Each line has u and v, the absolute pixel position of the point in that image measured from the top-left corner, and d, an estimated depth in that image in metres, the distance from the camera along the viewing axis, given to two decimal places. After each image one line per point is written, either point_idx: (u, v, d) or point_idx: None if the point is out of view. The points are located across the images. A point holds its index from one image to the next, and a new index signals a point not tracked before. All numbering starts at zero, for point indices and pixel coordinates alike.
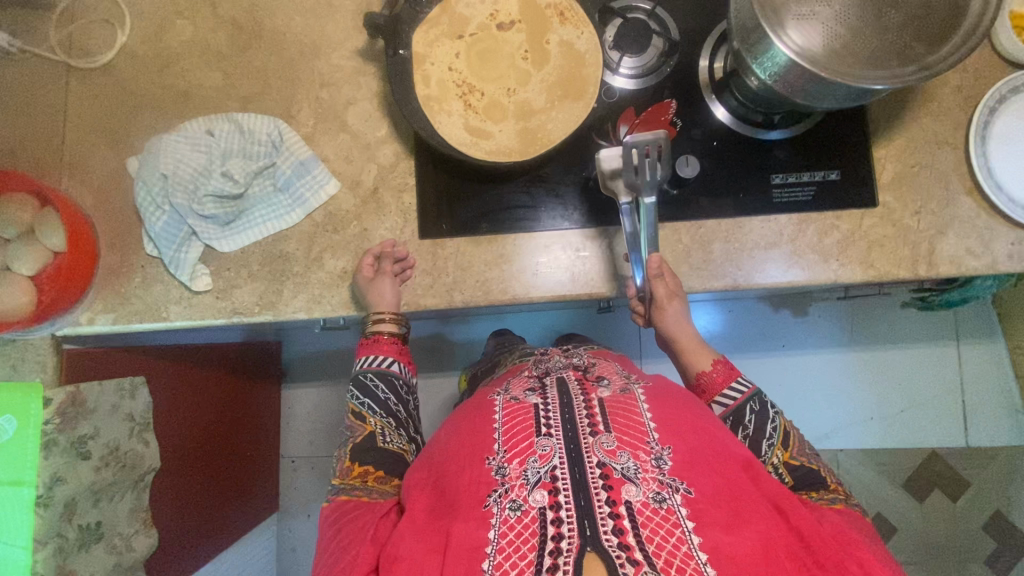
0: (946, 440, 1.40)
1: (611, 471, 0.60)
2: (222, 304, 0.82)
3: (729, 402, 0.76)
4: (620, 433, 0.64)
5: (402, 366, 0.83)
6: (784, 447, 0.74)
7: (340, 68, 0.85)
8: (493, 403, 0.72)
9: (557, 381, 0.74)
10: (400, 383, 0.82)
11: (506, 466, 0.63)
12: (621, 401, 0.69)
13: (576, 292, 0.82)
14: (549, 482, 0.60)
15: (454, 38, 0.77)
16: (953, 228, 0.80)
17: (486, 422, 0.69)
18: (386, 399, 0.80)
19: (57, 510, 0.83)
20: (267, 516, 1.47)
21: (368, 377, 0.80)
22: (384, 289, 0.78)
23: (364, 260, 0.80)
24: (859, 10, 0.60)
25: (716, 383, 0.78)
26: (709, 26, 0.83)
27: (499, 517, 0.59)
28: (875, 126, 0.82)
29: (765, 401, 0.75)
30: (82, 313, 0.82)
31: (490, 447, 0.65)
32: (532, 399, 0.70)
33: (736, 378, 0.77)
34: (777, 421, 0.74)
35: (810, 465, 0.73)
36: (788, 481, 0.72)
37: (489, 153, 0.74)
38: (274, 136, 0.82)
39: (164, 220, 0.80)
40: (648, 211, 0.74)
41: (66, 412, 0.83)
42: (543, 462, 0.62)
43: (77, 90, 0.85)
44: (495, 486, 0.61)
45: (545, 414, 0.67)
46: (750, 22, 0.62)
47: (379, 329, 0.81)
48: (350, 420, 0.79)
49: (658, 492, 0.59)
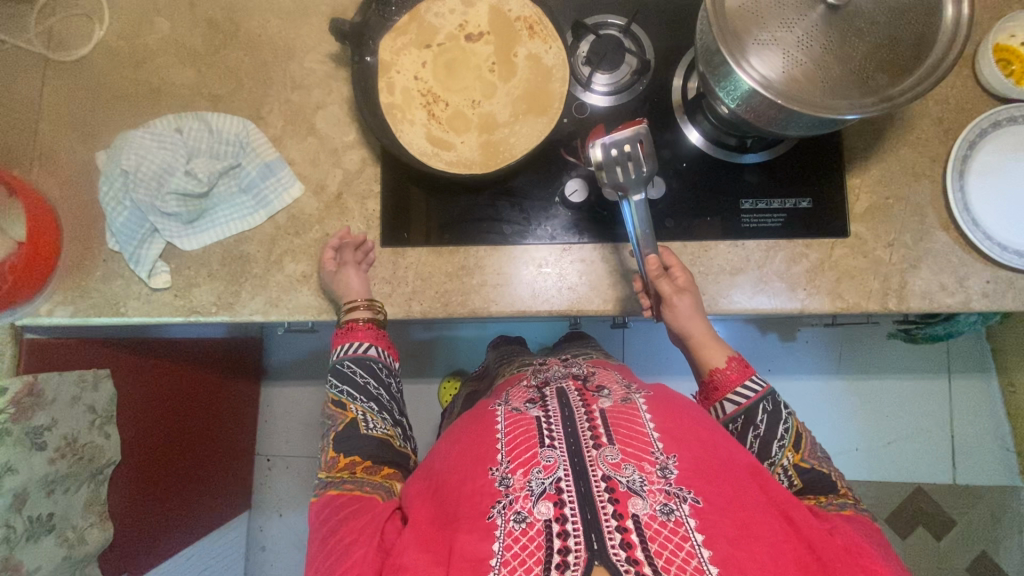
0: (932, 475, 1.36)
1: (617, 484, 0.57)
2: (180, 302, 0.81)
3: (741, 401, 0.71)
4: (625, 445, 0.61)
5: (380, 350, 0.80)
6: (796, 449, 0.70)
7: (312, 72, 0.84)
8: (493, 414, 0.69)
9: (558, 390, 0.70)
10: (381, 367, 0.79)
11: (509, 476, 0.60)
12: (623, 410, 0.66)
13: (536, 307, 0.79)
14: (554, 495, 0.57)
15: (421, 48, 0.77)
16: (927, 262, 0.77)
17: (486, 431, 0.66)
18: (364, 383, 0.77)
19: (7, 500, 0.82)
20: (236, 514, 1.46)
21: (346, 366, 0.77)
22: (350, 279, 0.77)
23: (324, 254, 0.79)
24: (823, 35, 0.59)
25: (729, 381, 0.72)
26: (683, 45, 0.82)
27: (503, 530, 0.56)
28: (850, 153, 0.80)
29: (778, 402, 0.71)
30: (42, 304, 0.82)
31: (491, 458, 0.62)
32: (533, 409, 0.67)
33: (750, 376, 0.72)
34: (790, 422, 0.70)
35: (821, 470, 0.69)
36: (796, 484, 0.69)
37: (449, 163, 0.74)
38: (241, 136, 0.82)
39: (125, 216, 0.80)
40: (638, 208, 0.72)
41: (22, 402, 0.83)
42: (548, 473, 0.59)
43: (53, 83, 0.86)
44: (498, 498, 0.58)
45: (547, 424, 0.64)
46: (712, 46, 0.60)
47: (353, 317, 0.78)
48: (331, 411, 0.76)
49: (665, 504, 0.57)
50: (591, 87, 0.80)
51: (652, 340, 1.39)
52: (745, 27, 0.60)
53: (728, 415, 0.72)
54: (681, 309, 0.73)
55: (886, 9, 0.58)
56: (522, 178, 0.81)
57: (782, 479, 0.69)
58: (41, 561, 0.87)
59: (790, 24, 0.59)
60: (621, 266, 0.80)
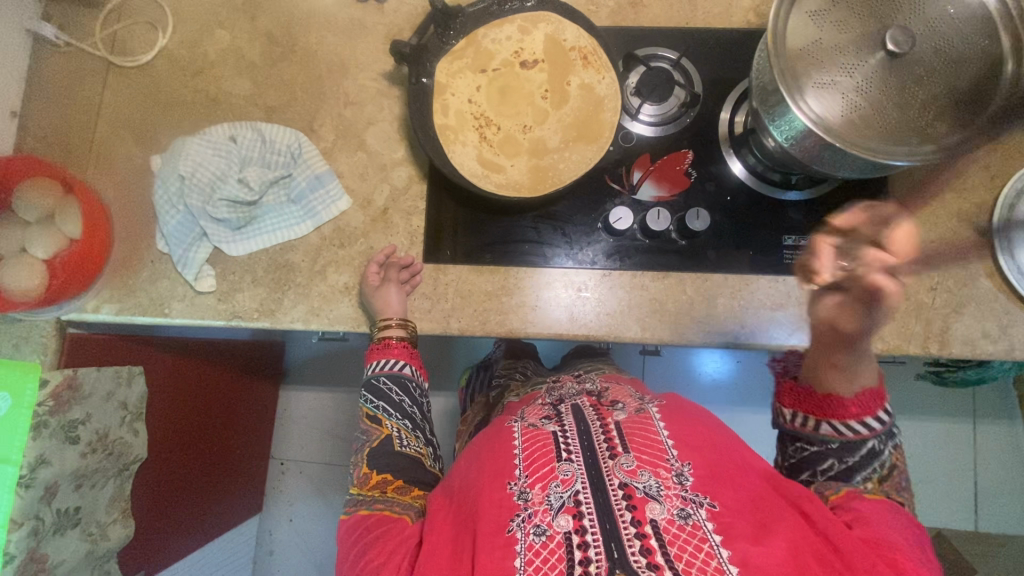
0: (951, 520, 1.35)
1: (633, 491, 0.57)
2: (223, 307, 0.83)
3: (846, 431, 0.68)
4: (639, 452, 0.62)
5: (414, 369, 0.82)
6: (880, 481, 0.67)
7: (365, 88, 0.86)
8: (510, 429, 0.70)
9: (573, 407, 0.71)
10: (413, 385, 0.81)
11: (528, 490, 0.60)
12: (637, 421, 0.67)
13: (574, 332, 0.80)
14: (573, 507, 0.57)
15: (477, 72, 0.78)
16: (970, 308, 0.77)
17: (503, 446, 0.67)
18: (398, 400, 0.79)
19: (39, 492, 0.83)
20: (247, 518, 1.46)
21: (381, 382, 0.79)
22: (389, 297, 0.78)
23: (369, 269, 0.81)
24: (881, 82, 0.59)
25: (847, 412, 0.67)
26: (732, 82, 0.83)
27: (523, 543, 0.55)
28: (896, 195, 0.80)
29: (880, 449, 0.68)
30: (89, 300, 0.84)
31: (510, 472, 0.62)
32: (549, 426, 0.68)
33: (879, 408, 0.67)
34: (867, 459, 0.67)
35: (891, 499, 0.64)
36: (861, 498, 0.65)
37: (498, 186, 0.75)
38: (293, 148, 0.84)
39: (177, 220, 0.82)
40: None
41: (60, 395, 0.85)
42: (566, 486, 0.59)
43: (114, 87, 0.89)
44: (518, 511, 0.58)
45: (564, 440, 0.64)
46: (771, 85, 0.62)
47: (386, 334, 0.80)
48: (366, 426, 0.78)
49: (682, 508, 0.56)
50: (643, 113, 0.81)
51: (669, 363, 1.39)
52: (804, 69, 0.61)
53: (816, 432, 0.69)
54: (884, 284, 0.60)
55: (946, 58, 0.59)
56: (566, 204, 0.82)
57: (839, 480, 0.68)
58: (65, 555, 0.88)
59: (849, 69, 0.60)
60: (662, 295, 0.80)
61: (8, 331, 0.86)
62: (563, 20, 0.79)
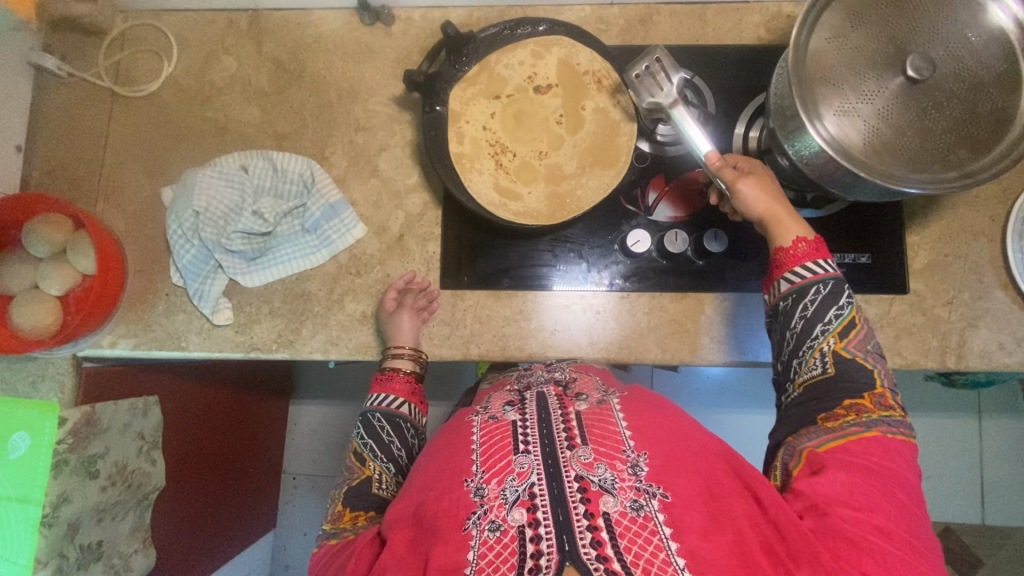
0: (960, 514, 1.36)
1: (589, 484, 0.53)
2: (241, 339, 0.82)
3: (796, 280, 0.65)
4: (597, 444, 0.58)
5: (412, 407, 0.76)
6: (841, 337, 0.63)
7: (376, 114, 0.86)
8: (470, 424, 0.65)
9: (538, 395, 0.67)
10: (408, 426, 0.74)
11: (484, 486, 0.55)
12: (599, 412, 0.63)
13: (594, 355, 0.80)
14: (528, 500, 0.53)
15: (490, 98, 0.78)
16: (985, 320, 0.78)
17: (460, 441, 0.62)
18: (388, 441, 0.71)
19: (61, 531, 0.84)
20: (263, 534, 1.46)
21: (376, 419, 0.72)
22: (402, 324, 0.78)
23: (387, 295, 0.80)
24: (900, 106, 0.59)
25: (791, 260, 0.66)
26: (746, 99, 0.83)
27: (477, 539, 0.52)
28: (911, 210, 0.80)
29: (839, 290, 0.64)
30: (105, 335, 0.84)
31: (467, 468, 0.58)
32: (509, 415, 0.63)
33: (821, 257, 0.65)
34: (846, 308, 0.64)
35: (863, 363, 0.62)
36: (830, 371, 0.62)
37: (517, 215, 0.74)
38: (305, 177, 0.84)
39: (192, 254, 0.82)
40: (683, 115, 0.68)
41: (79, 432, 0.84)
42: (522, 480, 0.55)
43: (120, 117, 0.88)
44: (473, 508, 0.54)
45: (523, 429, 0.60)
46: (791, 111, 0.62)
47: (395, 365, 0.77)
48: (350, 463, 0.71)
49: (635, 500, 0.53)
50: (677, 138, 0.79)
51: None
52: (824, 96, 0.61)
53: (780, 294, 0.67)
54: (745, 193, 0.68)
55: (965, 83, 0.59)
56: (582, 227, 0.81)
57: (817, 364, 0.63)
58: None
59: (869, 95, 0.60)
60: (680, 315, 0.80)
61: (24, 369, 0.85)
62: (576, 43, 0.79)
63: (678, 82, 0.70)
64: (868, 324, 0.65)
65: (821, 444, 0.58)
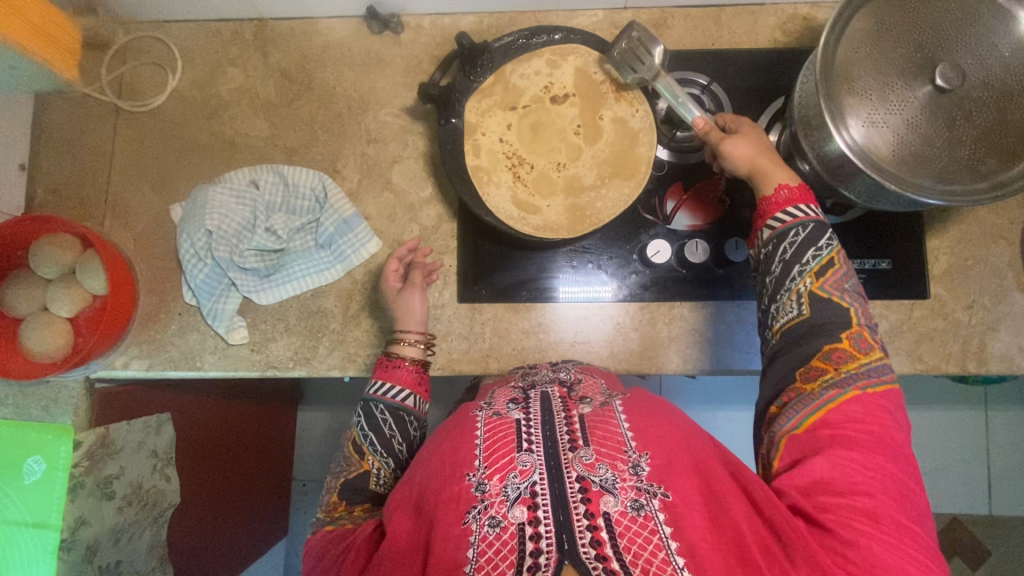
0: (969, 507, 1.36)
1: (589, 484, 0.51)
2: (257, 357, 0.81)
3: (777, 225, 0.63)
4: (599, 445, 0.55)
5: (417, 400, 0.70)
6: (820, 276, 0.61)
7: (388, 125, 0.84)
8: (474, 420, 0.61)
9: (543, 395, 0.64)
10: (411, 420, 0.69)
11: (486, 482, 0.53)
12: (600, 415, 0.60)
13: (614, 366, 0.80)
14: (528, 498, 0.50)
15: (506, 109, 0.77)
16: (1006, 324, 0.78)
17: (462, 437, 0.59)
18: (389, 434, 0.67)
19: (80, 553, 0.84)
20: (275, 542, 1.46)
21: (378, 409, 0.67)
22: (412, 303, 0.75)
23: (392, 273, 0.78)
24: (930, 115, 0.59)
25: (771, 206, 0.64)
26: (763, 103, 0.82)
27: (477, 535, 0.49)
28: (931, 214, 0.80)
29: (820, 231, 0.61)
30: (118, 357, 0.83)
31: (468, 463, 0.55)
32: (515, 414, 0.60)
33: (804, 202, 0.63)
34: (826, 249, 0.61)
35: (841, 302, 0.60)
36: (807, 313, 0.60)
37: (537, 229, 0.73)
38: (317, 191, 0.82)
39: (205, 273, 0.80)
40: (666, 85, 0.71)
41: (94, 453, 0.84)
42: (524, 478, 0.52)
43: (125, 133, 0.86)
44: (473, 502, 0.51)
45: (527, 428, 0.57)
46: (816, 121, 0.61)
47: (402, 352, 0.72)
48: (348, 452, 0.68)
49: (636, 500, 0.50)
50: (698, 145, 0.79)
51: None
52: (851, 104, 0.60)
53: (760, 242, 0.64)
54: (729, 152, 0.67)
55: (994, 92, 0.58)
56: (600, 238, 0.81)
57: (793, 309, 0.61)
58: None
59: (898, 105, 0.59)
60: (701, 325, 0.80)
61: (38, 393, 0.85)
62: (592, 51, 0.77)
63: (658, 53, 0.72)
64: (850, 262, 0.62)
65: (800, 424, 0.56)
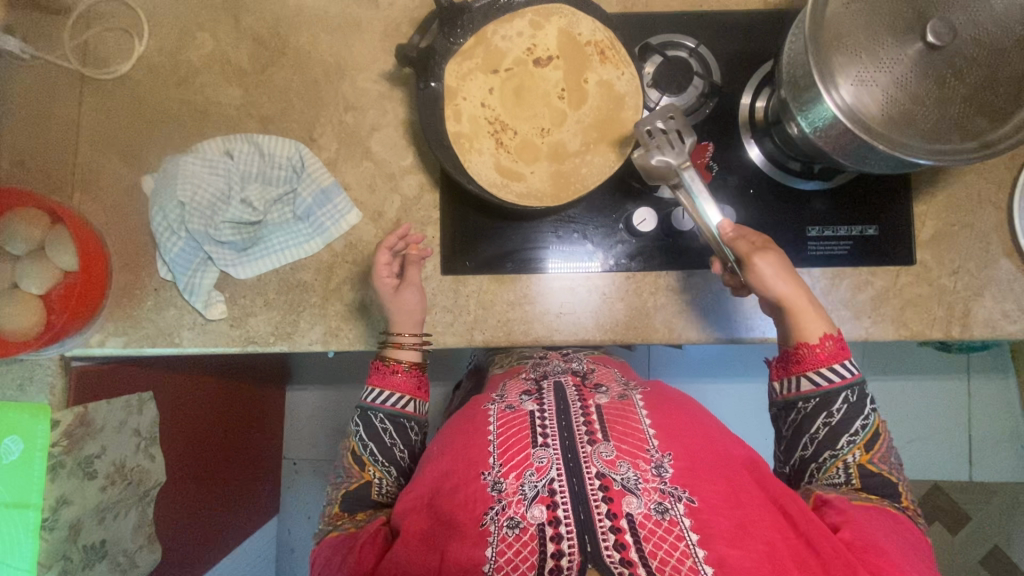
0: (949, 474, 1.38)
1: (610, 483, 0.54)
2: (237, 333, 0.79)
3: (822, 382, 0.63)
4: (619, 441, 0.58)
5: (417, 404, 0.73)
6: (866, 448, 0.63)
7: (366, 92, 0.81)
8: (487, 413, 0.65)
9: (556, 385, 0.69)
10: (412, 425, 0.73)
11: (502, 481, 0.56)
12: (620, 407, 0.64)
13: (599, 337, 0.79)
14: (547, 497, 0.53)
15: (488, 73, 0.74)
16: (990, 290, 0.78)
17: (478, 432, 0.62)
18: (390, 443, 0.71)
19: (62, 532, 0.83)
20: (267, 520, 1.46)
21: (377, 418, 0.71)
22: (409, 299, 0.75)
23: (381, 257, 0.75)
24: (918, 74, 0.57)
25: (816, 359, 0.63)
26: (753, 66, 0.80)
27: (496, 536, 0.52)
28: (919, 179, 0.79)
29: (865, 395, 0.63)
30: (93, 334, 0.80)
31: (484, 461, 0.58)
32: (528, 406, 0.64)
33: (845, 359, 0.63)
34: (871, 418, 0.63)
35: (888, 476, 0.63)
36: (854, 483, 0.63)
37: (520, 196, 0.72)
38: (294, 161, 0.80)
39: (179, 246, 0.78)
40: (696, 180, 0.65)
41: (73, 433, 0.82)
42: (541, 475, 0.55)
43: (91, 102, 0.83)
44: (491, 503, 0.55)
45: (541, 422, 0.61)
46: (804, 81, 0.59)
47: (398, 356, 0.74)
48: (348, 463, 0.71)
49: (660, 503, 0.53)
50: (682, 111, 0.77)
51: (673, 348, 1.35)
52: (840, 62, 0.59)
53: (800, 393, 0.64)
54: (761, 269, 0.63)
55: (986, 50, 0.57)
56: (585, 207, 0.79)
57: (839, 475, 0.63)
58: None
59: (886, 63, 0.58)
60: (687, 294, 0.79)
61: (12, 371, 0.82)
62: (577, 12, 0.75)
63: (689, 145, 0.67)
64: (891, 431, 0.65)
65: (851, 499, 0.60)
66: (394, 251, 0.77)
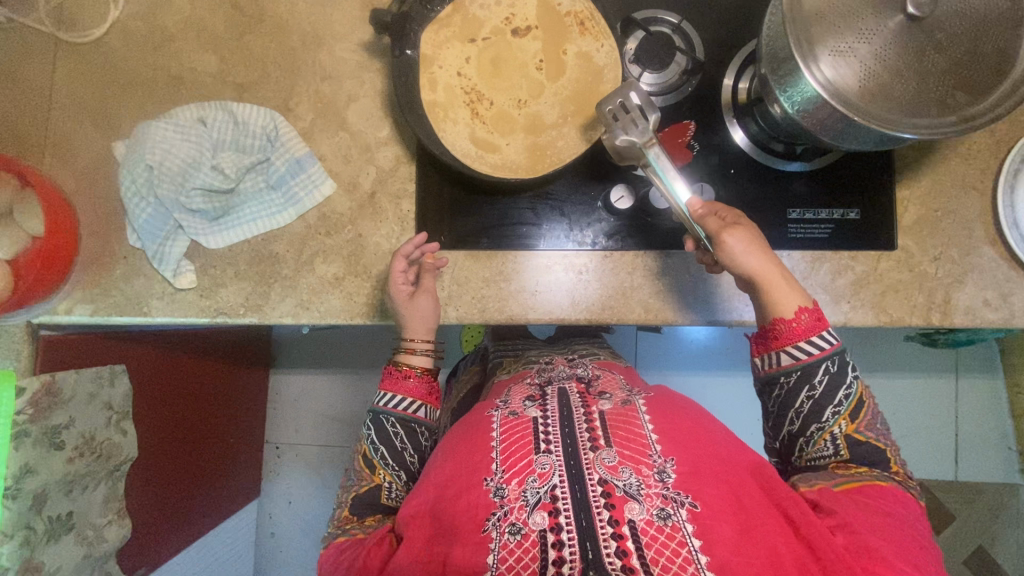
0: (934, 473, 1.37)
1: (613, 489, 0.53)
2: (206, 303, 0.78)
3: (800, 355, 0.61)
4: (622, 447, 0.57)
5: (427, 409, 0.72)
6: (852, 419, 0.62)
7: (343, 61, 0.80)
8: (491, 419, 0.63)
9: (559, 391, 0.65)
10: (423, 431, 0.71)
11: (504, 487, 0.55)
12: (623, 413, 0.61)
13: (574, 317, 0.77)
14: (549, 503, 0.52)
15: (465, 42, 0.73)
16: (972, 277, 0.76)
17: (479, 437, 0.61)
18: (400, 448, 0.69)
19: (26, 503, 0.80)
20: (245, 503, 1.44)
21: (389, 423, 0.69)
22: (424, 307, 0.73)
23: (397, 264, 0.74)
24: (897, 46, 0.56)
25: (794, 333, 0.62)
26: (736, 45, 0.79)
27: (497, 542, 0.52)
28: (902, 163, 0.78)
29: (846, 364, 0.61)
30: (60, 301, 0.79)
31: (486, 467, 0.57)
32: (531, 411, 0.62)
33: (823, 329, 0.62)
34: (854, 386, 0.61)
35: (876, 444, 0.62)
36: (843, 454, 0.61)
37: (495, 168, 0.70)
38: (269, 130, 0.78)
39: (149, 213, 0.77)
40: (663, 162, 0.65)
41: (40, 402, 0.80)
42: (543, 481, 0.54)
43: (65, 66, 0.81)
44: (493, 509, 0.54)
45: (545, 427, 0.59)
46: (783, 54, 0.58)
47: (410, 361, 0.73)
48: (358, 465, 0.69)
49: (662, 509, 0.52)
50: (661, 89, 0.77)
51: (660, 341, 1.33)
52: (820, 34, 0.57)
53: (781, 368, 0.62)
54: (732, 246, 0.62)
55: (969, 22, 0.55)
56: (563, 184, 0.78)
57: (827, 447, 0.62)
58: (60, 561, 0.86)
59: (867, 34, 0.56)
60: (664, 274, 0.77)
61: None
62: None
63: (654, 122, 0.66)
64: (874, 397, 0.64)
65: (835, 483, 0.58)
66: (411, 259, 0.75)
